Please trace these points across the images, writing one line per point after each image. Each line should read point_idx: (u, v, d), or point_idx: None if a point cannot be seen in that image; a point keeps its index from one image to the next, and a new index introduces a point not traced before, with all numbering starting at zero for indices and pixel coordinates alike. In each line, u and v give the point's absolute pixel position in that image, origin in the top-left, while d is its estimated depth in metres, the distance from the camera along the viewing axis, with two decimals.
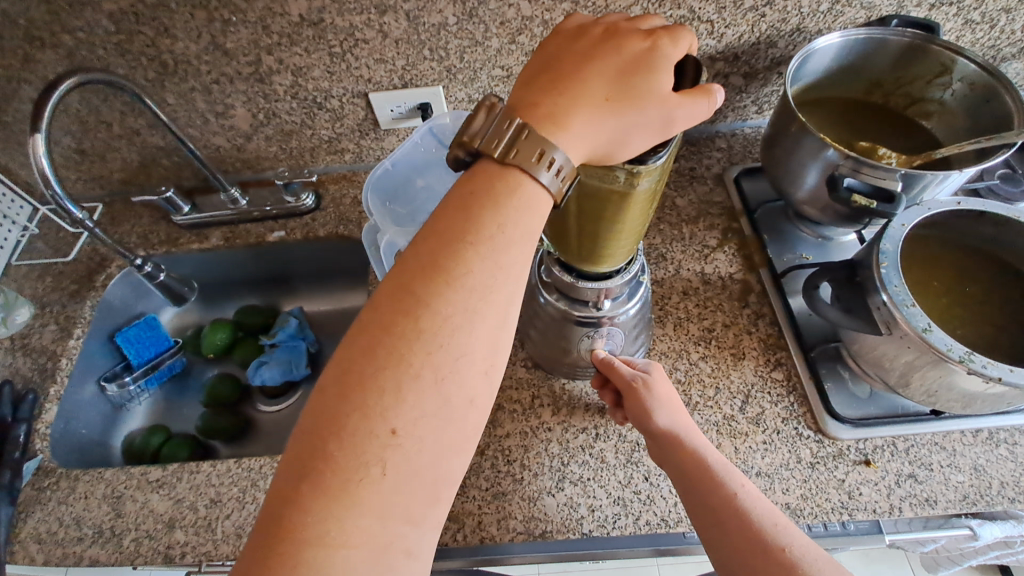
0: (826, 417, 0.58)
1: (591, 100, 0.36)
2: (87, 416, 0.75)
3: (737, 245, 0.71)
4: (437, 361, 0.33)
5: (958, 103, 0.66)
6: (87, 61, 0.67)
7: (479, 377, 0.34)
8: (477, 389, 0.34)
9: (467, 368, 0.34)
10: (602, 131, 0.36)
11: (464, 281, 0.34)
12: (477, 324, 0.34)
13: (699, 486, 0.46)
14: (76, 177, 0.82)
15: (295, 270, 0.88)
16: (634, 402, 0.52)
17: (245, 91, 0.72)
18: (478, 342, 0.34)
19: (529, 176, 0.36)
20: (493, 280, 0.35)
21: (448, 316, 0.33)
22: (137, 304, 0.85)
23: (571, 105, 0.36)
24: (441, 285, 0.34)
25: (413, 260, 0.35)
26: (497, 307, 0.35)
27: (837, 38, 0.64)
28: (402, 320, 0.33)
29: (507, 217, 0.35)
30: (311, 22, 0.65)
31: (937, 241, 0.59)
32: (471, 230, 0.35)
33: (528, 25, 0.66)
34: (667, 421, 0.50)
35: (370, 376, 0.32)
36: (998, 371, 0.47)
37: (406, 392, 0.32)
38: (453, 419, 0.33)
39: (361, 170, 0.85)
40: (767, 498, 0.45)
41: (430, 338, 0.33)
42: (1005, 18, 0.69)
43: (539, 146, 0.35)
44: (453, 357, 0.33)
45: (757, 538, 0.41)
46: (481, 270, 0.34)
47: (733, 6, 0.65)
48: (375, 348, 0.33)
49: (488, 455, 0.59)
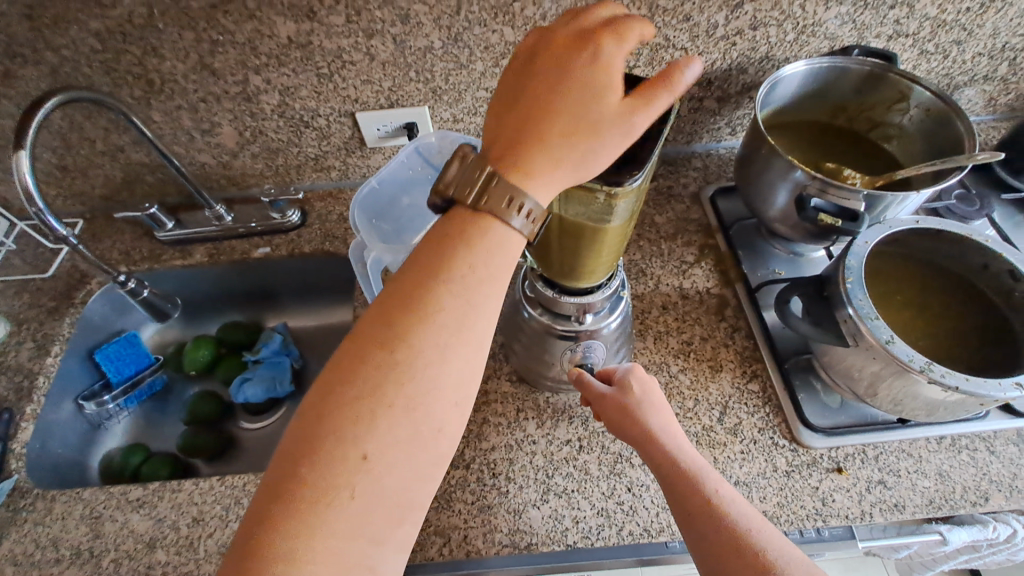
0: (799, 426, 0.60)
1: (551, 124, 0.36)
2: (63, 435, 0.73)
3: (713, 261, 0.74)
4: (410, 390, 0.34)
5: (916, 127, 0.70)
6: (72, 77, 0.68)
7: (450, 407, 0.35)
8: (447, 419, 0.35)
9: (439, 398, 0.35)
10: (569, 157, 0.36)
11: (437, 315, 0.35)
12: (449, 355, 0.35)
13: (680, 492, 0.47)
14: (56, 194, 0.82)
15: (279, 286, 0.88)
16: (617, 411, 0.52)
17: (232, 109, 0.73)
18: (450, 373, 0.35)
19: (500, 221, 0.37)
20: (466, 314, 0.36)
21: (421, 347, 0.35)
22: (117, 321, 0.84)
23: (534, 137, 0.36)
24: (415, 318, 0.35)
25: (393, 293, 0.36)
26: (471, 335, 0.36)
27: (802, 67, 0.68)
28: (378, 350, 0.34)
29: (486, 246, 0.37)
30: (299, 44, 0.66)
31: (899, 257, 0.62)
32: (445, 267, 0.36)
33: (511, 50, 0.69)
34: (654, 421, 0.51)
35: (342, 403, 0.33)
36: (954, 380, 0.49)
37: (378, 420, 0.33)
38: (424, 448, 0.34)
39: (347, 187, 0.87)
40: (748, 503, 0.46)
41: (404, 369, 0.34)
42: (956, 49, 0.74)
43: (508, 194, 0.36)
44: (425, 387, 0.34)
45: (733, 541, 0.42)
46: (453, 305, 0.36)
47: (706, 34, 0.69)
48: (350, 378, 0.34)
49: (472, 469, 0.60)
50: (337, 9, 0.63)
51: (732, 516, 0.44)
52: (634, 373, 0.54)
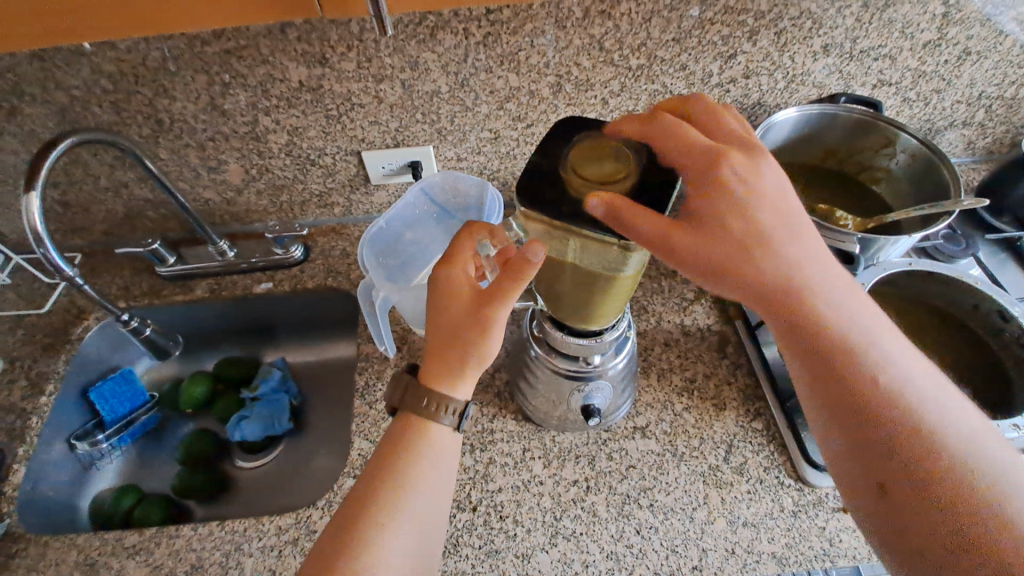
0: (804, 465, 0.60)
1: (464, 312, 0.45)
2: (53, 478, 0.71)
3: (713, 298, 0.76)
4: (402, 513, 0.45)
5: (903, 171, 0.73)
6: (81, 117, 0.68)
7: (432, 513, 0.47)
8: (427, 526, 0.47)
9: (429, 510, 0.47)
10: (472, 335, 0.45)
11: (430, 445, 0.48)
12: (438, 473, 0.48)
13: (872, 403, 0.43)
14: (56, 228, 0.82)
15: (279, 320, 0.88)
16: (774, 264, 0.44)
17: (239, 148, 0.74)
18: (436, 488, 0.48)
19: (434, 421, 0.48)
20: (447, 448, 0.49)
21: (407, 482, 0.46)
22: (112, 357, 0.82)
23: (456, 332, 0.46)
24: (412, 449, 0.48)
25: (396, 434, 0.49)
26: (451, 464, 0.49)
27: (793, 113, 0.71)
28: (387, 477, 0.46)
29: (432, 440, 0.48)
30: (310, 87, 0.68)
31: (894, 296, 0.64)
32: (427, 420, 0.48)
33: (515, 94, 0.71)
34: (830, 303, 0.45)
35: (367, 504, 0.45)
36: None
37: (384, 529, 0.44)
38: (423, 547, 0.46)
39: (349, 222, 0.87)
40: (959, 400, 0.44)
41: (403, 488, 0.46)
42: (936, 97, 0.78)
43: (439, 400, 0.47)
44: (417, 501, 0.46)
45: (953, 473, 0.40)
46: (440, 440, 0.49)
47: (701, 82, 0.72)
48: (362, 501, 0.46)
49: (480, 511, 0.59)
50: (348, 56, 0.64)
51: (950, 479, 0.40)
52: (792, 244, 0.44)
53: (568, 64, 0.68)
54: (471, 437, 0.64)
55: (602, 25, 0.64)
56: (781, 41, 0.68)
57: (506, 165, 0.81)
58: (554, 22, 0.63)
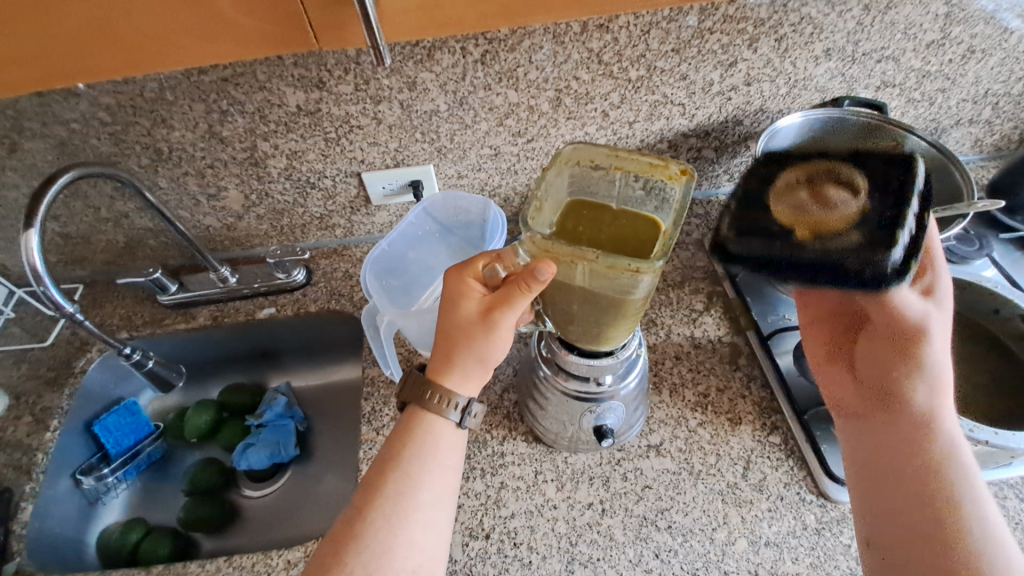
0: (825, 480, 0.59)
1: (476, 318, 0.47)
2: (59, 514, 0.70)
3: (723, 308, 0.74)
4: (408, 503, 0.46)
5: (912, 174, 0.72)
6: (80, 149, 0.68)
7: (440, 509, 0.47)
8: (437, 520, 0.47)
9: (437, 501, 0.47)
10: (485, 341, 0.47)
11: (432, 439, 0.48)
12: (441, 469, 0.48)
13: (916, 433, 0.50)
14: (58, 260, 0.81)
15: (283, 344, 0.87)
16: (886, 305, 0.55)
17: (238, 174, 0.74)
18: (441, 484, 0.48)
19: (440, 417, 0.48)
20: (450, 444, 0.49)
21: (413, 471, 0.47)
22: (116, 389, 0.82)
23: (469, 335, 0.47)
24: (415, 442, 0.48)
25: (399, 430, 0.49)
26: (456, 457, 0.49)
27: (797, 119, 0.70)
28: (392, 469, 0.47)
29: (435, 431, 0.48)
30: (308, 111, 0.67)
31: None
32: (430, 412, 0.48)
33: (515, 110, 0.70)
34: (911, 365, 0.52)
35: (372, 497, 0.46)
36: (983, 435, 0.50)
37: (389, 524, 0.45)
38: (430, 543, 0.46)
39: (351, 243, 0.87)
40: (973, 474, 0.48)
41: (408, 482, 0.46)
42: (941, 97, 0.77)
43: (447, 396, 0.48)
44: (422, 496, 0.46)
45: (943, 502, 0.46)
46: (442, 434, 0.49)
47: (702, 91, 0.71)
48: (370, 492, 0.46)
49: (493, 539, 0.57)
50: (345, 79, 0.64)
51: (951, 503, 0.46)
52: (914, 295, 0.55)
53: (567, 78, 0.67)
54: (482, 461, 0.63)
55: (601, 39, 0.64)
56: (782, 47, 0.68)
57: (507, 180, 0.80)
58: (552, 37, 0.63)
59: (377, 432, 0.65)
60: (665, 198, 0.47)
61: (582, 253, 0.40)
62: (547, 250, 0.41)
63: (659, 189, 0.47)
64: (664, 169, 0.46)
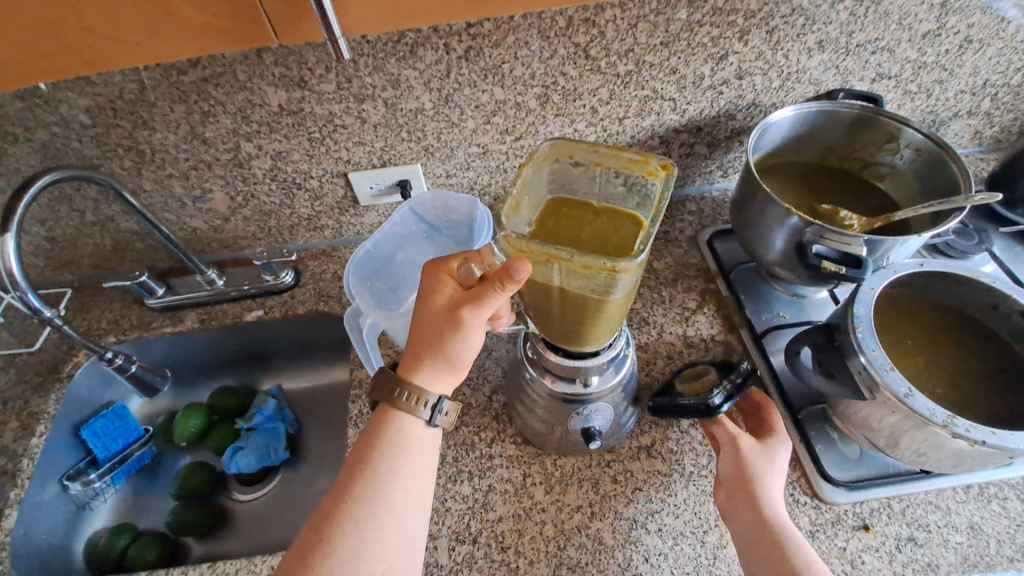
0: (820, 481, 0.57)
1: (446, 317, 0.46)
2: (45, 521, 0.70)
3: (716, 306, 0.73)
4: (378, 504, 0.45)
5: (909, 167, 0.70)
6: (62, 152, 0.67)
7: (413, 509, 0.47)
8: (410, 521, 0.46)
9: (410, 501, 0.47)
10: (455, 340, 0.47)
11: (404, 439, 0.48)
12: (413, 469, 0.48)
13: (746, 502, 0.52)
14: (45, 264, 0.81)
15: (273, 347, 0.86)
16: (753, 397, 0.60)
17: (223, 175, 0.73)
18: (414, 483, 0.47)
19: (412, 415, 0.48)
20: (421, 444, 0.49)
21: (383, 471, 0.46)
22: (104, 393, 0.81)
23: (439, 333, 0.47)
24: (387, 442, 0.47)
25: (371, 430, 0.48)
26: (429, 456, 0.49)
27: (791, 112, 0.68)
28: (364, 469, 0.46)
29: (406, 428, 0.48)
30: (290, 111, 0.66)
31: (906, 298, 0.61)
32: (401, 411, 0.48)
33: (501, 107, 0.69)
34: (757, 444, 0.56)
35: (345, 496, 0.45)
36: (980, 434, 0.47)
37: (362, 523, 0.44)
38: (401, 544, 0.45)
39: (340, 244, 0.86)
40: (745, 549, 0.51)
41: (381, 482, 0.46)
42: (938, 88, 0.75)
43: (420, 395, 0.48)
44: (395, 495, 0.46)
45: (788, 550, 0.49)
46: (413, 434, 0.48)
47: (693, 85, 0.70)
48: (339, 493, 0.45)
49: (480, 543, 0.56)
50: (327, 78, 0.63)
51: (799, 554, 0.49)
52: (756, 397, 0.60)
53: (554, 74, 0.66)
54: (470, 464, 0.62)
55: (587, 33, 0.62)
56: (774, 39, 0.66)
57: (496, 179, 0.79)
58: (537, 32, 0.61)
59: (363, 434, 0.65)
60: (647, 194, 0.46)
61: (557, 251, 0.38)
62: (522, 249, 0.40)
63: (640, 185, 0.46)
64: (644, 164, 0.45)
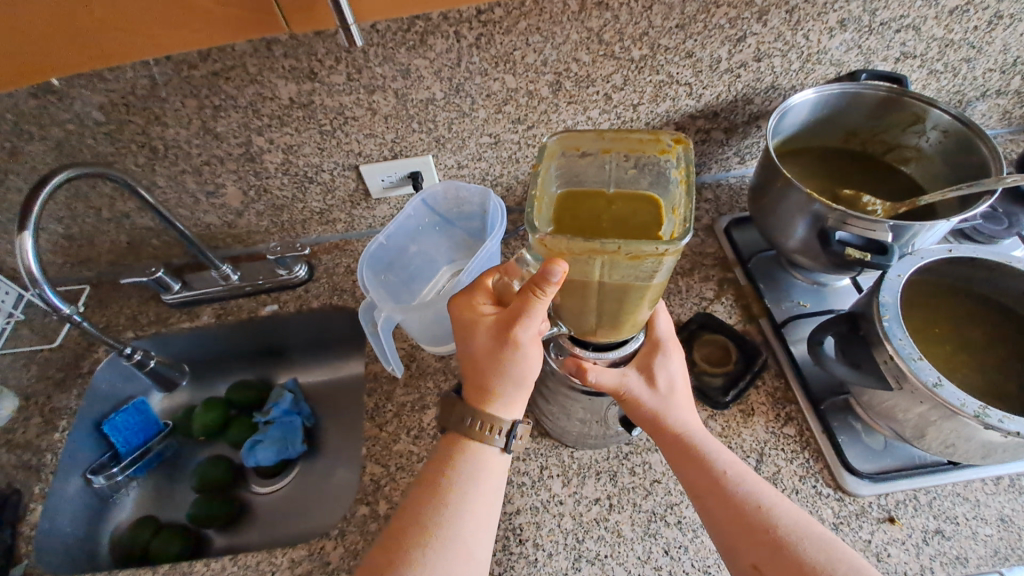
0: (843, 473, 0.56)
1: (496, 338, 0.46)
2: (70, 514, 0.71)
3: (734, 296, 0.72)
4: (446, 530, 0.45)
5: (936, 149, 0.68)
6: (77, 149, 0.67)
7: (479, 538, 0.46)
8: (475, 549, 0.46)
9: (475, 530, 0.46)
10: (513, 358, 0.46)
11: (471, 465, 0.48)
12: (479, 496, 0.47)
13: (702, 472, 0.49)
14: (63, 261, 0.81)
15: (289, 340, 0.87)
16: (644, 356, 0.54)
17: (235, 170, 0.73)
18: (479, 510, 0.47)
19: (483, 444, 0.49)
20: (489, 471, 0.49)
21: (452, 497, 0.46)
22: (124, 389, 0.82)
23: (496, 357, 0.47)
24: (453, 468, 0.48)
25: (439, 456, 0.49)
26: (496, 484, 0.49)
27: (812, 94, 0.66)
28: (431, 494, 0.47)
29: (476, 455, 0.48)
30: (300, 104, 0.66)
31: (933, 285, 0.59)
32: (469, 440, 0.49)
33: (513, 96, 0.68)
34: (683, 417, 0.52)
35: (413, 519, 0.46)
36: (1014, 425, 0.46)
37: (428, 546, 0.44)
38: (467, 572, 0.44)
39: (353, 238, 0.86)
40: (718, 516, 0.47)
41: (448, 507, 0.46)
42: (967, 66, 0.73)
43: (490, 421, 0.48)
44: (460, 522, 0.46)
45: (742, 515, 0.46)
46: (482, 460, 0.49)
47: (709, 69, 0.68)
48: (407, 518, 0.46)
49: (498, 535, 0.56)
50: (337, 69, 0.62)
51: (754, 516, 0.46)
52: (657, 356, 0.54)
53: (566, 60, 0.65)
54: None
55: (600, 17, 0.61)
56: (793, 19, 0.64)
57: (508, 169, 0.78)
58: (549, 18, 0.60)
59: (380, 427, 0.65)
60: (661, 172, 0.45)
61: (598, 246, 0.37)
62: (559, 250, 0.39)
63: (652, 165, 0.45)
64: (656, 142, 0.44)
